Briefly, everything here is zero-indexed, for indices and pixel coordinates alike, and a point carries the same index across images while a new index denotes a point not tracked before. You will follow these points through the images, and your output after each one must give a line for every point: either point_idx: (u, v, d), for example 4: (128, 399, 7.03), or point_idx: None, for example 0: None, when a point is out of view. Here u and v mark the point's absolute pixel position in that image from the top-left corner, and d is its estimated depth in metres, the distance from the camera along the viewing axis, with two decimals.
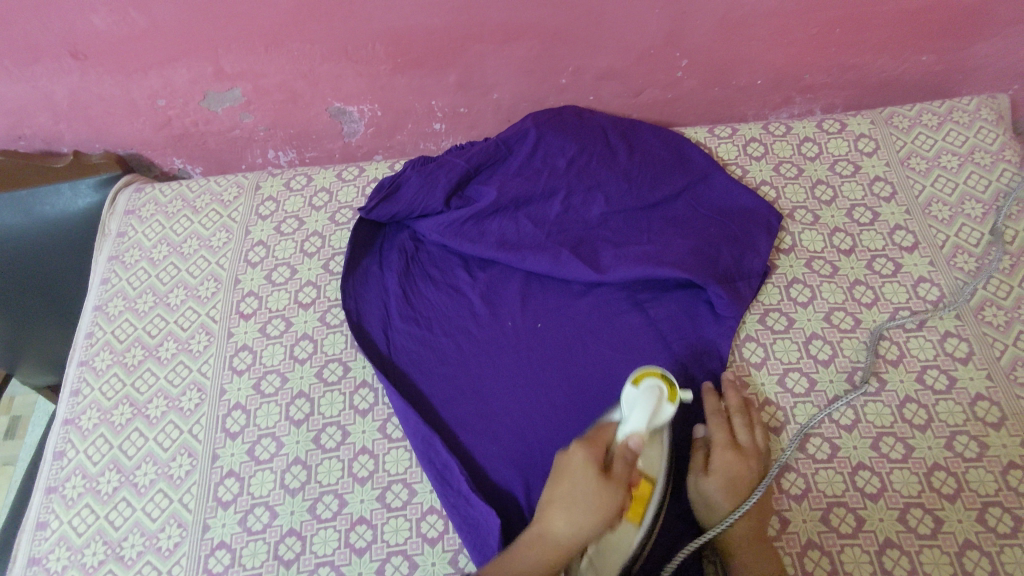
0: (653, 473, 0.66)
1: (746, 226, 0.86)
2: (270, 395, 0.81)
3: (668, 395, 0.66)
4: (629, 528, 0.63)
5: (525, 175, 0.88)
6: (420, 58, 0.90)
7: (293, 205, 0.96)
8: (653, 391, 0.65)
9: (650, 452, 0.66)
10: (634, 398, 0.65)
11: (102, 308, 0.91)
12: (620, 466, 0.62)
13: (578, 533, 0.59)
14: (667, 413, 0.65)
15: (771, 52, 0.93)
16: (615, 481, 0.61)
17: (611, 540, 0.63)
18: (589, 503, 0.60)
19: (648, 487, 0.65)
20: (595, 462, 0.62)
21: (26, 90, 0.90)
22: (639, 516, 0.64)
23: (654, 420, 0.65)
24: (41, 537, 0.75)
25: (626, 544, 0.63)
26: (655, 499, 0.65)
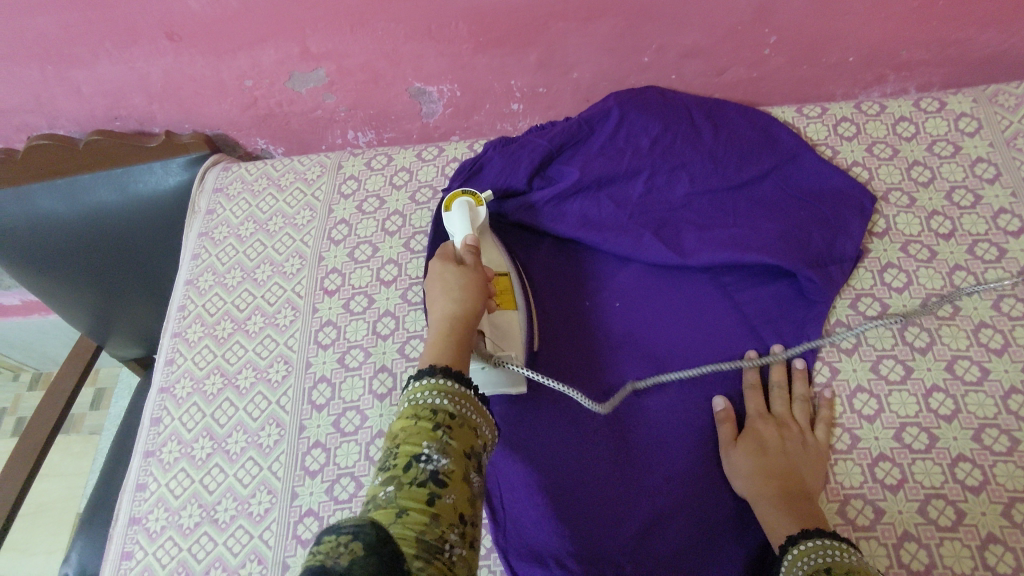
0: (503, 267, 0.79)
1: (838, 209, 0.82)
2: (354, 369, 0.83)
3: (475, 203, 0.79)
4: (508, 313, 0.76)
5: (607, 154, 0.86)
6: (502, 37, 0.90)
7: (374, 184, 0.97)
8: (464, 205, 0.78)
9: (489, 250, 0.80)
10: (451, 218, 0.78)
11: (193, 282, 0.94)
12: (472, 256, 0.70)
13: (465, 301, 0.66)
14: (483, 215, 0.79)
15: (866, 26, 0.89)
16: (474, 266, 0.69)
17: (500, 323, 0.75)
18: (460, 291, 0.66)
19: (506, 281, 0.78)
20: (453, 263, 0.70)
21: (123, 71, 0.93)
22: (512, 300, 0.77)
23: (475, 220, 0.78)
24: (141, 498, 0.79)
25: (513, 323, 0.76)
26: (514, 285, 0.79)
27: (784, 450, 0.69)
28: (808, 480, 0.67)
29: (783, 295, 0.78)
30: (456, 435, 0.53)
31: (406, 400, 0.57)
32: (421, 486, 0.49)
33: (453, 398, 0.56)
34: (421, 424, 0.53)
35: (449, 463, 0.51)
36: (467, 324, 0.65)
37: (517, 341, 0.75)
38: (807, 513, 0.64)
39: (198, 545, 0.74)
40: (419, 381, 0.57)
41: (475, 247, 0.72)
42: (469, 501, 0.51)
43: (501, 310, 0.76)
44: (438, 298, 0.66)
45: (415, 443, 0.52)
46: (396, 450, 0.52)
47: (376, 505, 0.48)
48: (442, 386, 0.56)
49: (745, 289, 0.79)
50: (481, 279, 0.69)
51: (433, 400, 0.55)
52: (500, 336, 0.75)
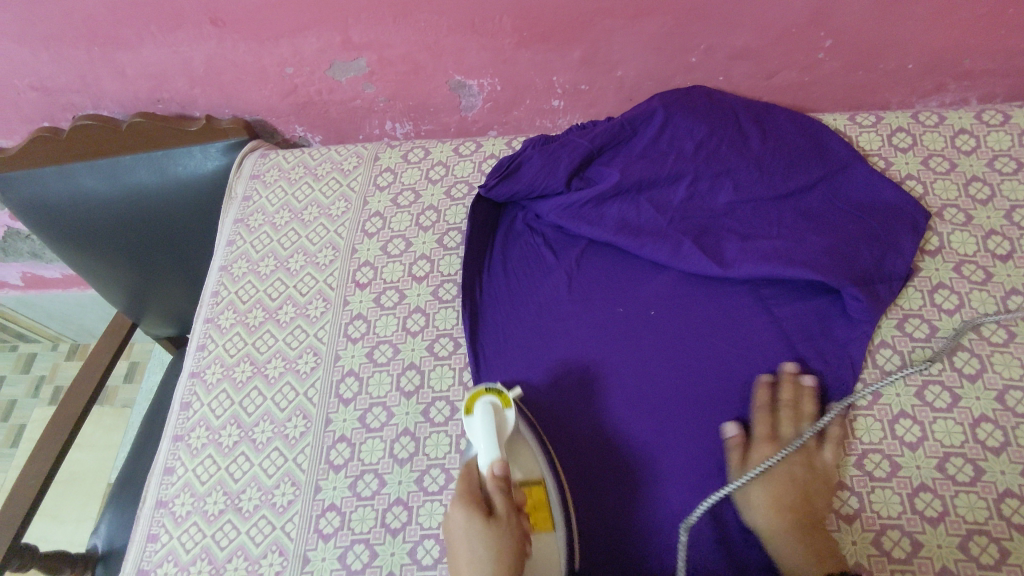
0: (538, 474, 0.70)
1: (889, 224, 0.79)
2: (383, 365, 0.82)
3: (503, 403, 0.71)
4: (545, 536, 0.67)
5: (649, 158, 0.84)
6: (547, 32, 0.88)
7: (410, 177, 0.96)
8: (487, 412, 0.70)
9: (523, 457, 0.71)
10: (474, 430, 0.70)
11: (227, 268, 0.95)
12: (499, 498, 0.64)
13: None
14: (511, 419, 0.71)
15: (929, 32, 0.85)
16: (506, 515, 0.63)
17: (537, 553, 0.66)
18: (484, 557, 0.60)
19: (540, 492, 0.69)
20: (475, 513, 0.63)
21: (167, 55, 0.94)
22: (550, 519, 0.68)
23: (502, 427, 0.70)
24: (168, 481, 0.80)
25: (552, 547, 0.67)
26: (554, 497, 0.69)
27: (795, 480, 0.68)
28: (818, 509, 0.67)
29: (826, 312, 0.76)
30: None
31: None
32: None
33: None
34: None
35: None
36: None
37: (555, 574, 0.65)
38: (819, 550, 0.64)
39: (222, 532, 0.75)
40: None
41: (502, 480, 0.65)
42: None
43: (538, 531, 0.67)
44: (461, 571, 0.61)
45: None
46: None
47: None
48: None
49: (787, 303, 0.77)
50: (505, 535, 0.62)
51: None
52: (537, 572, 0.66)
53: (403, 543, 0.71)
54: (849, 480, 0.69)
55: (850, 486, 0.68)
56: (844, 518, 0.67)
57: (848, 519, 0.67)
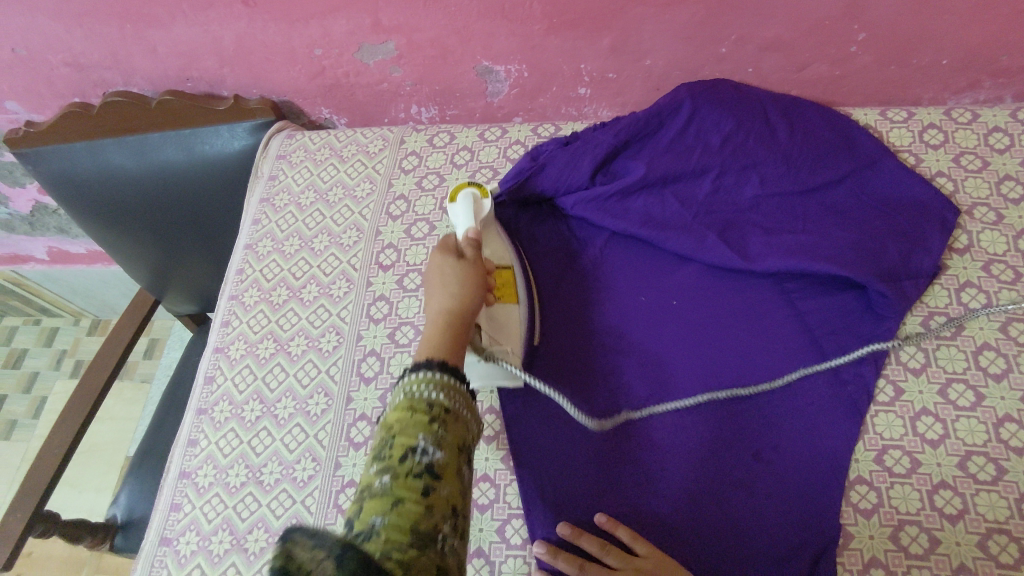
0: (506, 260, 0.79)
1: (917, 220, 0.78)
2: (404, 346, 0.83)
3: (481, 194, 0.82)
4: (509, 306, 0.76)
5: (675, 151, 0.84)
6: (577, 19, 0.87)
7: (435, 161, 0.97)
8: (470, 199, 0.81)
9: (495, 246, 0.80)
10: (458, 213, 0.81)
11: (252, 247, 0.96)
12: (472, 250, 0.71)
13: (461, 296, 0.64)
14: (487, 207, 0.81)
15: (965, 27, 0.84)
16: (473, 258, 0.70)
17: (498, 314, 0.75)
18: (455, 289, 0.65)
19: (507, 274, 0.78)
20: (451, 252, 0.70)
21: (198, 33, 0.95)
22: (514, 294, 0.77)
23: (480, 212, 0.81)
24: (191, 453, 0.81)
25: (513, 316, 0.76)
26: (518, 279, 0.78)
27: None
28: None
29: (850, 307, 0.75)
30: (452, 427, 0.49)
31: (399, 393, 0.51)
32: (419, 482, 0.44)
33: (449, 393, 0.51)
34: (417, 417, 0.48)
35: (445, 455, 0.47)
36: (462, 317, 0.63)
37: (514, 336, 0.75)
38: None
39: (243, 504, 0.76)
40: (407, 374, 0.52)
41: (475, 240, 0.72)
42: (461, 493, 0.47)
43: (502, 303, 0.76)
44: (436, 295, 0.65)
45: (410, 433, 0.47)
46: (391, 438, 0.47)
47: (370, 496, 0.44)
48: (441, 379, 0.52)
49: (811, 297, 0.76)
50: (477, 274, 0.68)
51: (430, 394, 0.50)
52: (499, 328, 0.75)
53: None
54: (869, 475, 0.68)
55: (869, 480, 0.68)
56: (863, 513, 0.67)
57: (867, 513, 0.67)
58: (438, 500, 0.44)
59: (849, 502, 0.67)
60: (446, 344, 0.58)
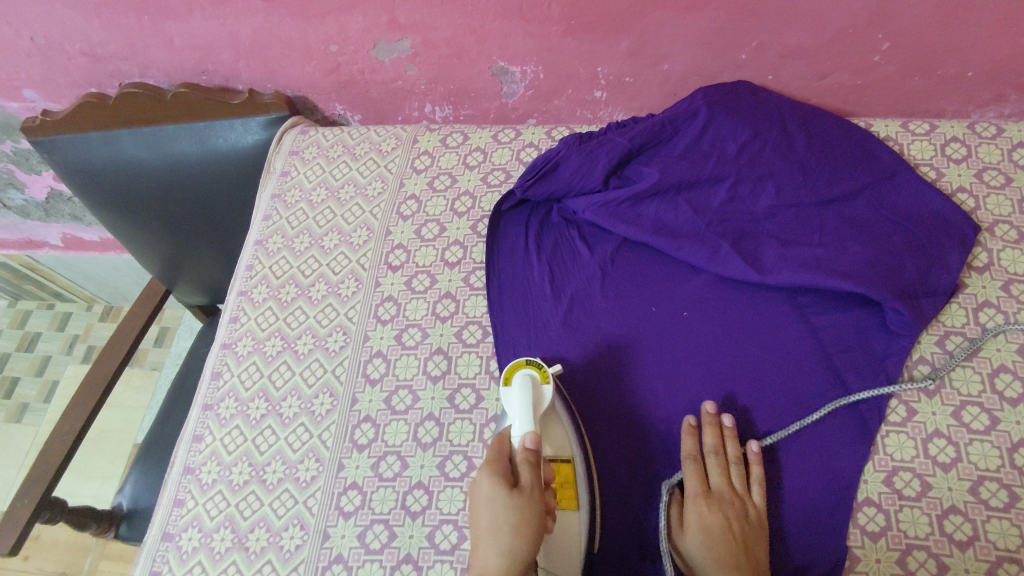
0: (567, 454, 0.70)
1: (936, 237, 0.77)
2: (411, 348, 0.82)
3: (540, 377, 0.72)
4: (568, 514, 0.67)
5: (690, 158, 0.82)
6: (595, 22, 0.86)
7: (447, 162, 0.96)
8: (525, 386, 0.70)
9: (553, 433, 0.71)
10: (512, 400, 0.70)
11: (262, 243, 0.96)
12: (528, 471, 0.63)
13: (512, 555, 0.58)
14: (546, 396, 0.71)
15: (993, 40, 0.81)
16: (530, 488, 0.62)
17: (556, 539, 0.67)
18: (510, 541, 0.59)
19: (568, 472, 0.69)
20: (503, 480, 0.62)
21: (215, 27, 0.94)
22: (574, 499, 0.68)
23: (538, 404, 0.70)
24: (196, 449, 0.81)
25: (573, 532, 0.67)
26: (580, 478, 0.69)
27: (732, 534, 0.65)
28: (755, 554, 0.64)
29: (865, 324, 0.74)
30: None
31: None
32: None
33: None
34: None
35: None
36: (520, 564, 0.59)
37: (574, 553, 0.67)
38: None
39: (246, 502, 0.76)
40: None
41: (533, 453, 0.64)
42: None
43: (561, 511, 0.68)
44: (484, 534, 0.60)
45: None
46: None
47: None
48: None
49: (824, 312, 0.75)
50: (535, 509, 0.61)
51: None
52: (554, 547, 0.67)
53: (421, 527, 0.72)
54: (878, 497, 0.67)
55: (877, 502, 0.67)
56: (869, 535, 0.66)
57: (874, 535, 0.66)
58: None
59: (856, 524, 0.66)
60: None
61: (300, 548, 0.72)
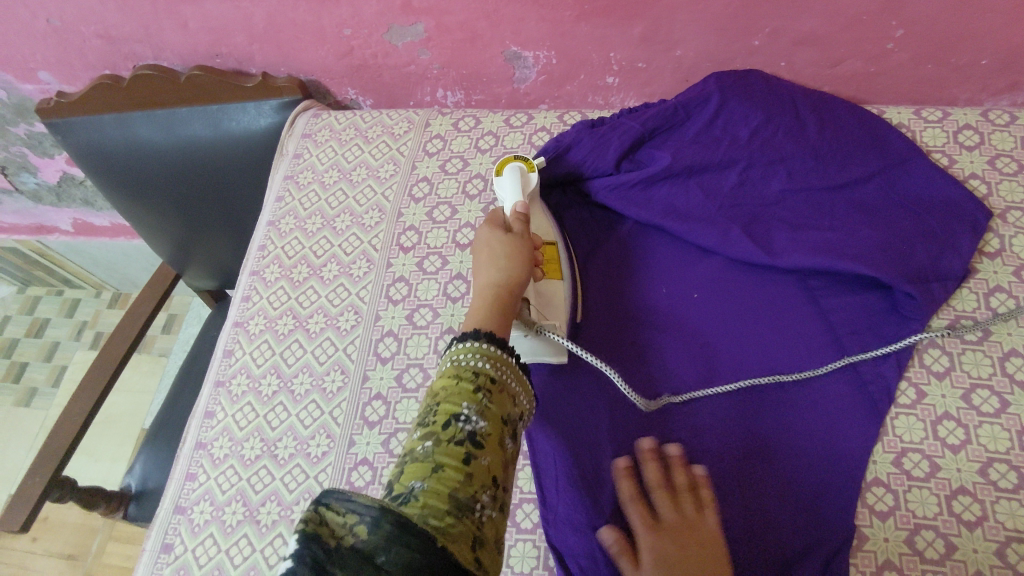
0: (551, 237, 0.80)
1: (948, 222, 0.77)
2: (422, 327, 0.83)
3: (527, 168, 0.81)
4: (555, 282, 0.76)
5: (702, 142, 0.83)
6: (609, 7, 0.86)
7: (459, 145, 0.97)
8: (514, 172, 0.80)
9: (540, 223, 0.80)
10: (502, 187, 0.80)
11: (275, 224, 0.96)
12: (521, 224, 0.71)
13: (509, 270, 0.65)
14: (534, 180, 0.80)
15: (1007, 28, 0.82)
16: (522, 232, 0.70)
17: (545, 291, 0.75)
18: (510, 258, 0.66)
19: (552, 249, 0.78)
20: (501, 227, 0.70)
21: (229, 9, 0.95)
22: (558, 268, 0.77)
23: (526, 189, 0.80)
24: (208, 425, 0.82)
25: (558, 292, 0.75)
26: (562, 255, 0.79)
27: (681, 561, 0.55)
28: None
29: (875, 307, 0.74)
30: (496, 399, 0.52)
31: (449, 360, 0.55)
32: (460, 445, 0.48)
33: (494, 362, 0.54)
34: (462, 385, 0.52)
35: (488, 425, 0.50)
36: (512, 292, 0.64)
37: (561, 310, 0.75)
38: None
39: (257, 477, 0.77)
40: (458, 345, 0.56)
41: (523, 214, 0.72)
42: (503, 465, 0.50)
43: (546, 278, 0.76)
44: (484, 270, 0.66)
45: (455, 402, 0.50)
46: (437, 404, 0.51)
47: (412, 461, 0.48)
48: (483, 349, 0.55)
49: (834, 295, 0.75)
50: (527, 245, 0.69)
51: (477, 362, 0.54)
52: (546, 303, 0.74)
53: None
54: (887, 477, 0.67)
55: (886, 482, 0.67)
56: (879, 515, 0.66)
57: (883, 515, 0.66)
58: (476, 469, 0.48)
59: (864, 504, 0.66)
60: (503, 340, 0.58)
61: None
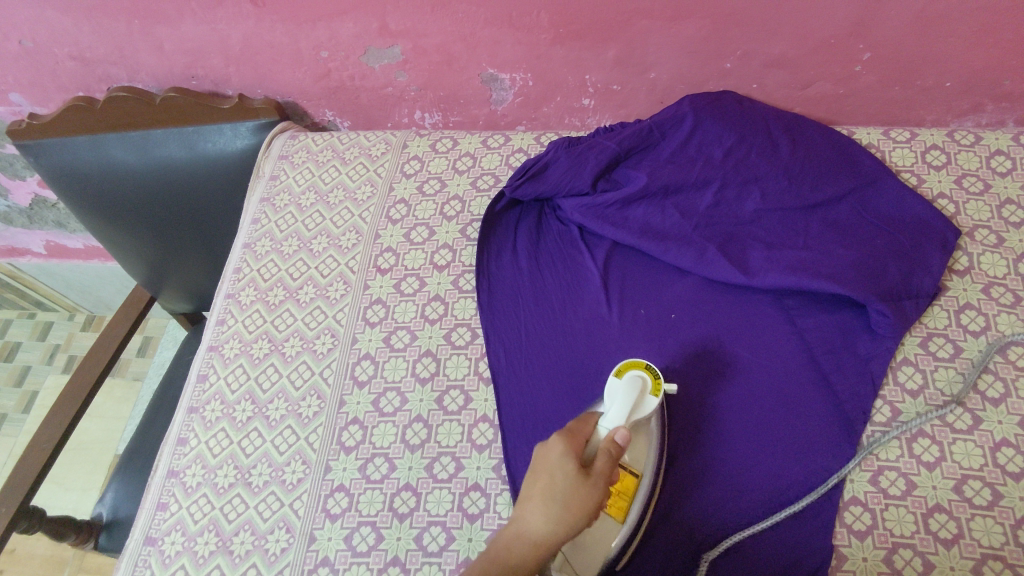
0: (639, 469, 0.68)
1: (918, 240, 0.78)
2: (399, 350, 0.82)
3: (651, 388, 0.67)
4: (611, 523, 0.66)
5: (677, 163, 0.84)
6: (584, 30, 0.88)
7: (437, 167, 0.97)
8: (636, 384, 0.66)
9: (636, 445, 0.69)
10: (615, 391, 0.66)
11: (250, 246, 0.95)
12: (605, 459, 0.58)
13: (560, 527, 0.55)
14: (648, 407, 0.66)
15: (970, 51, 0.84)
16: (605, 473, 0.58)
17: (594, 537, 0.65)
18: (567, 503, 0.55)
19: (631, 481, 0.66)
20: (576, 460, 0.58)
21: (205, 31, 0.95)
22: (625, 511, 0.66)
23: (636, 412, 0.66)
24: (180, 452, 0.80)
25: (608, 542, 0.65)
26: (641, 495, 0.66)
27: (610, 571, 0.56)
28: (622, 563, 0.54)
29: (849, 325, 0.75)
30: None
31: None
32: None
33: None
34: None
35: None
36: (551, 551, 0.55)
37: (601, 553, 0.65)
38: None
39: (230, 506, 0.75)
40: None
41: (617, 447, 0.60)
42: None
43: (604, 515, 0.66)
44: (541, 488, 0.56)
45: None
46: None
47: None
48: None
49: (809, 314, 0.76)
50: (596, 500, 0.56)
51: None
52: (583, 550, 0.65)
53: (409, 529, 0.71)
54: (864, 496, 0.68)
55: (863, 501, 0.67)
56: (857, 534, 0.66)
57: (861, 534, 0.66)
58: None
59: (843, 523, 0.66)
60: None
61: (286, 551, 0.71)
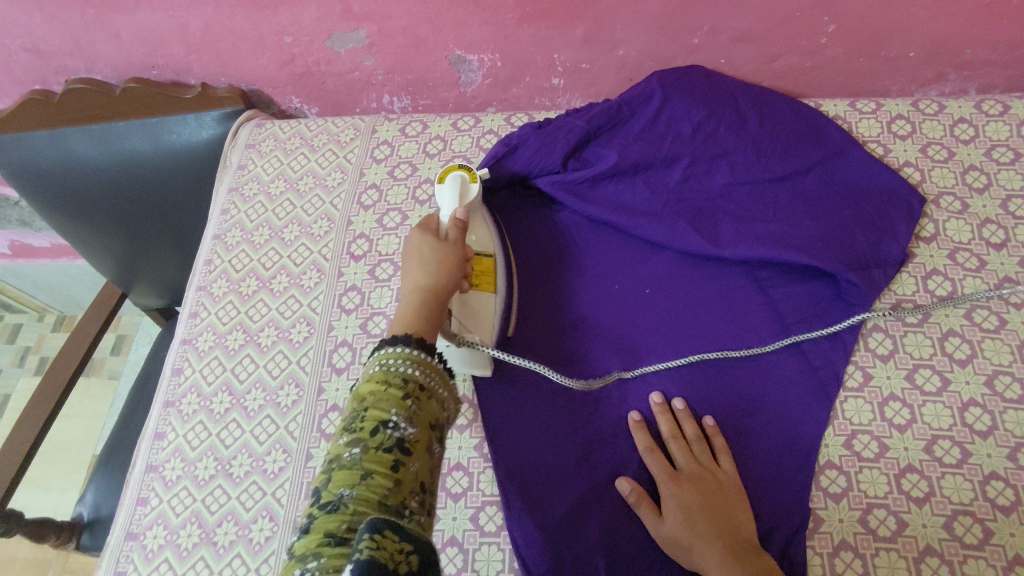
0: (490, 250, 0.78)
1: (885, 209, 0.80)
2: (377, 335, 0.82)
3: (470, 177, 0.80)
4: (486, 293, 0.75)
5: (647, 139, 0.84)
6: (550, 8, 0.87)
7: (407, 151, 0.96)
8: (457, 180, 0.79)
9: (482, 232, 0.79)
10: (443, 194, 0.79)
11: (220, 237, 0.94)
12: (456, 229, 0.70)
13: (438, 276, 0.64)
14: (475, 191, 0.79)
15: (932, 21, 0.85)
16: (457, 239, 0.69)
17: (476, 309, 0.74)
18: (438, 256, 0.66)
19: (488, 262, 0.77)
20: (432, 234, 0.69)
21: (163, 20, 0.92)
22: (493, 283, 0.76)
23: (463, 202, 0.78)
24: (158, 446, 0.79)
25: (488, 305, 0.74)
26: (498, 269, 0.78)
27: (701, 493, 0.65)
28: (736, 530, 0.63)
29: (820, 295, 0.76)
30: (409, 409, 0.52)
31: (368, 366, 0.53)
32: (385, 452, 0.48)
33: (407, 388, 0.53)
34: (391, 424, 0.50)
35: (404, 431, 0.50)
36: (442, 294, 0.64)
37: (487, 323, 0.74)
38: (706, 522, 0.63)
39: (212, 497, 0.75)
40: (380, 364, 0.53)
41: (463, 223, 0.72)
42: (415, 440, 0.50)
43: (480, 292, 0.75)
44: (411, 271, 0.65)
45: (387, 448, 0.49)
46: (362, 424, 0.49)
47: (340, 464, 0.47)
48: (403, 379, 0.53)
49: (780, 285, 0.77)
50: (457, 249, 0.68)
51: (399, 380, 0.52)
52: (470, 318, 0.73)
53: None
54: (839, 460, 0.69)
55: (839, 465, 0.69)
56: (833, 496, 0.67)
57: (837, 496, 0.67)
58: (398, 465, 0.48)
59: (819, 487, 0.68)
60: (422, 322, 0.60)
61: (270, 540, 0.71)
